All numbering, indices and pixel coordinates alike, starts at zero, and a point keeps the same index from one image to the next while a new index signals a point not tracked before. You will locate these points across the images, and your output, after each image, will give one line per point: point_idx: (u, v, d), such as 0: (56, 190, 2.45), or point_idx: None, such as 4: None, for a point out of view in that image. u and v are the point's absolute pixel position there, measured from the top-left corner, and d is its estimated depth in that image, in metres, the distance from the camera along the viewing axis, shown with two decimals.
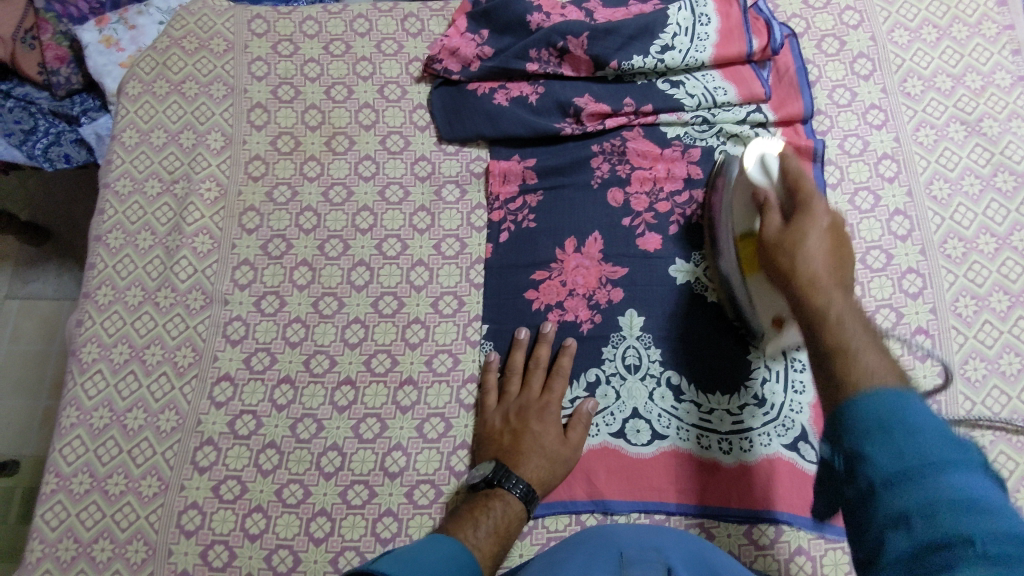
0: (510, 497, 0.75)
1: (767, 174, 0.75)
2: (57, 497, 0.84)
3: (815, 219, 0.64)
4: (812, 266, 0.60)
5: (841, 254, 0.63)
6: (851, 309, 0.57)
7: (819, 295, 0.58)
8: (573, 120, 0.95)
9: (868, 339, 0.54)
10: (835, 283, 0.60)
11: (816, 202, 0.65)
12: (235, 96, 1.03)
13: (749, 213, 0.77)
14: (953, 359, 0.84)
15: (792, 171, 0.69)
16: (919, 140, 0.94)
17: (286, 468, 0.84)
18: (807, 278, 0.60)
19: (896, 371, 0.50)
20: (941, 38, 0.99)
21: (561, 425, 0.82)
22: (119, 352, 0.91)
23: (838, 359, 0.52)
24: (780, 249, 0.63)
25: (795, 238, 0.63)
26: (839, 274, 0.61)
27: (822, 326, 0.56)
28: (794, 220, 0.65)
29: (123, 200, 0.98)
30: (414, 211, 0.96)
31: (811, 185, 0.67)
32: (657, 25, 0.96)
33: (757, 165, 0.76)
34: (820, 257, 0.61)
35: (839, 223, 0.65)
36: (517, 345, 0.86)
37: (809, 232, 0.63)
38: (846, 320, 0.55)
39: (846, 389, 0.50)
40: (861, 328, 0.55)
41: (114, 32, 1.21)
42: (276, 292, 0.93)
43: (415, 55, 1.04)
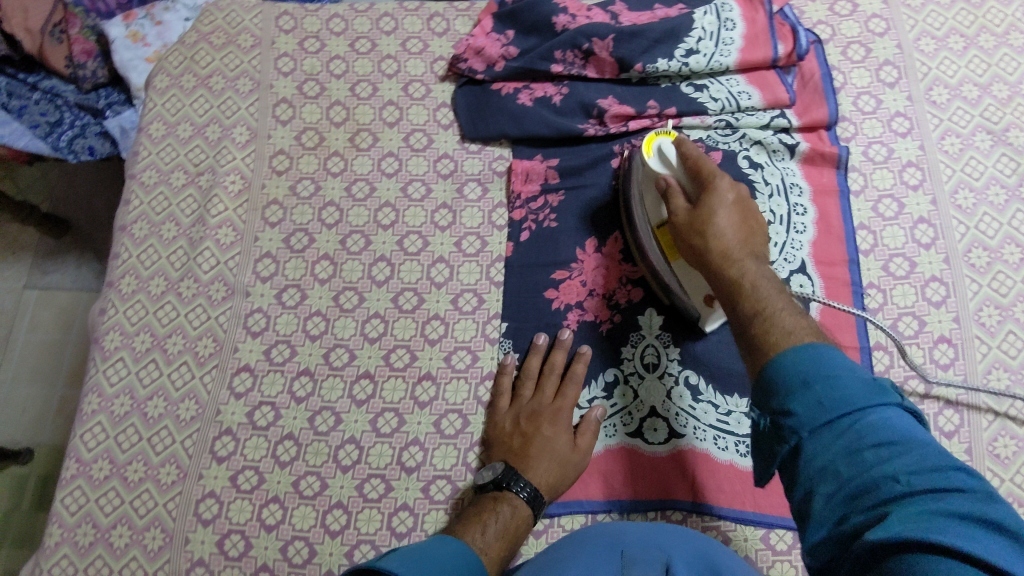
0: (517, 501, 0.76)
1: (666, 163, 0.80)
2: (77, 482, 0.85)
3: (722, 201, 0.74)
4: (727, 244, 0.71)
5: (748, 222, 0.74)
6: (762, 273, 0.69)
7: (733, 270, 0.69)
8: (596, 121, 0.96)
9: (780, 297, 0.66)
10: (744, 249, 0.71)
11: (714, 174, 0.76)
12: (261, 91, 1.04)
13: (658, 200, 0.83)
14: (976, 369, 0.84)
15: (697, 159, 0.77)
16: (944, 148, 0.94)
17: (304, 460, 0.85)
18: (721, 256, 0.71)
19: (807, 327, 0.61)
20: (967, 47, 0.99)
21: (572, 432, 0.82)
22: (141, 340, 0.91)
23: (760, 319, 0.64)
24: (692, 231, 0.74)
25: (707, 216, 0.73)
26: (750, 246, 0.72)
27: (739, 295, 0.67)
28: (700, 203, 0.75)
29: (148, 191, 0.99)
30: (436, 208, 0.96)
31: (711, 165, 0.77)
32: (682, 29, 0.96)
33: (657, 154, 0.81)
34: (729, 225, 0.72)
35: (740, 194, 0.76)
36: (534, 350, 0.86)
37: (717, 198, 0.74)
38: (759, 283, 0.67)
39: (778, 346, 0.60)
40: (773, 289, 0.67)
41: (141, 28, 1.23)
42: (297, 285, 0.93)
43: (440, 54, 1.05)
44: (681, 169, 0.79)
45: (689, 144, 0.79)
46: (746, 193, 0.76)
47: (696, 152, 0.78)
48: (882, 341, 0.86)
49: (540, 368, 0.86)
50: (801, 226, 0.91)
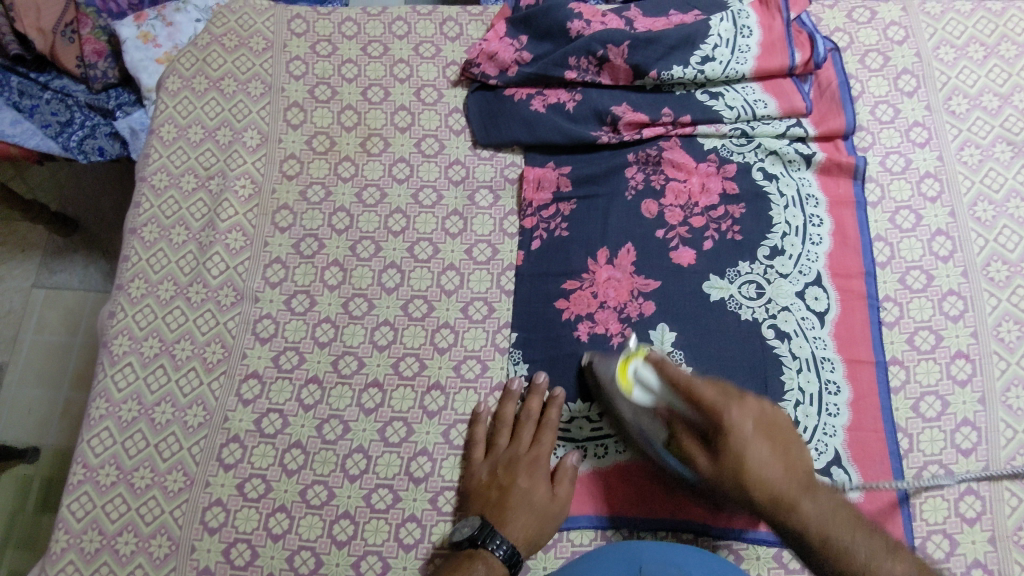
0: (492, 557, 0.73)
1: (650, 393, 0.71)
2: (83, 488, 0.84)
3: (749, 439, 0.64)
4: (783, 491, 0.63)
5: (779, 440, 0.66)
6: (824, 511, 0.63)
7: (797, 521, 0.62)
8: (609, 128, 0.95)
9: (849, 531, 0.62)
10: (796, 481, 0.64)
11: (728, 408, 0.65)
12: (272, 95, 1.03)
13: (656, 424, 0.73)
14: (994, 386, 0.82)
15: (689, 384, 0.67)
16: (964, 159, 0.93)
17: (311, 469, 0.84)
18: (774, 503, 0.63)
19: (907, 563, 0.59)
20: (988, 56, 0.97)
21: (549, 480, 0.80)
22: (150, 345, 0.91)
23: (833, 557, 0.61)
24: (731, 481, 0.64)
25: (760, 476, 0.63)
26: (800, 474, 0.64)
27: (817, 553, 0.61)
28: (721, 457, 0.65)
29: (158, 194, 0.98)
30: (446, 215, 0.95)
31: (704, 386, 0.66)
32: (699, 35, 0.95)
33: (637, 386, 0.72)
34: (782, 475, 0.64)
35: (754, 410, 0.66)
36: (509, 397, 0.85)
37: (755, 453, 0.64)
38: (828, 532, 0.61)
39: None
40: (847, 529, 0.62)
41: (152, 28, 1.22)
42: (307, 291, 0.93)
43: (452, 59, 1.04)
44: (665, 393, 0.70)
45: (671, 367, 0.70)
46: (763, 401, 0.68)
47: (685, 373, 0.68)
48: (898, 356, 0.84)
49: (515, 416, 0.84)
50: (817, 238, 0.89)
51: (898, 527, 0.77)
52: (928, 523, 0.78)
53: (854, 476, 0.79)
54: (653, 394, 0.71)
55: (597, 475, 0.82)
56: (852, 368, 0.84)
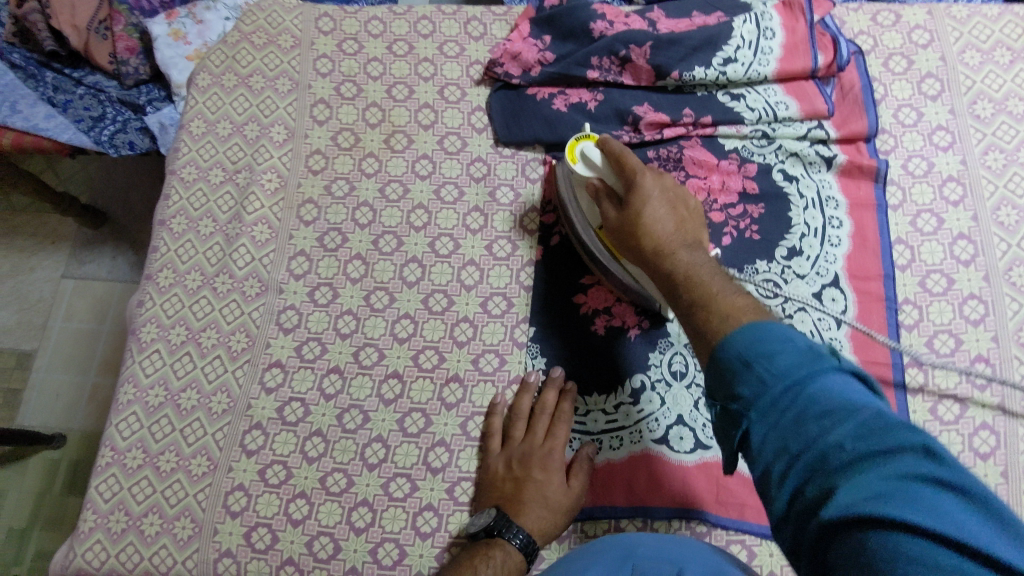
0: (510, 547, 0.74)
1: (592, 167, 0.81)
2: (111, 470, 0.87)
3: (647, 215, 0.75)
4: (666, 243, 0.73)
5: (682, 215, 0.76)
6: (700, 262, 0.70)
7: (671, 263, 0.70)
8: (631, 128, 0.96)
9: (717, 277, 0.66)
10: (679, 242, 0.73)
11: (644, 176, 0.77)
12: (299, 91, 1.06)
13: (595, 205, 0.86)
14: (1015, 391, 0.82)
15: (619, 156, 0.79)
16: (987, 163, 0.92)
17: (331, 457, 0.86)
18: (658, 252, 0.72)
19: (751, 305, 0.60)
20: (1014, 60, 0.97)
21: (563, 472, 0.81)
22: (176, 333, 0.93)
23: (700, 308, 0.62)
24: (634, 223, 0.75)
25: (653, 230, 0.74)
26: (685, 236, 0.74)
27: (681, 286, 0.67)
28: (629, 204, 0.77)
29: (188, 187, 1.01)
30: (468, 211, 0.97)
31: (634, 159, 0.79)
32: (721, 37, 0.95)
33: (582, 162, 0.82)
34: (670, 232, 0.74)
35: (669, 185, 0.78)
36: (525, 390, 0.86)
37: (651, 211, 0.75)
38: (694, 273, 0.68)
39: (721, 324, 0.58)
40: (714, 273, 0.67)
41: (183, 26, 1.25)
42: (330, 283, 0.95)
43: (476, 58, 1.06)
44: (604, 168, 0.81)
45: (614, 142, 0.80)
46: (676, 183, 0.79)
47: (620, 147, 0.80)
48: (917, 360, 0.84)
49: (531, 408, 0.85)
50: (836, 239, 0.90)
51: None
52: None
53: None
54: (596, 168, 0.81)
55: (612, 466, 0.83)
56: (868, 370, 0.84)
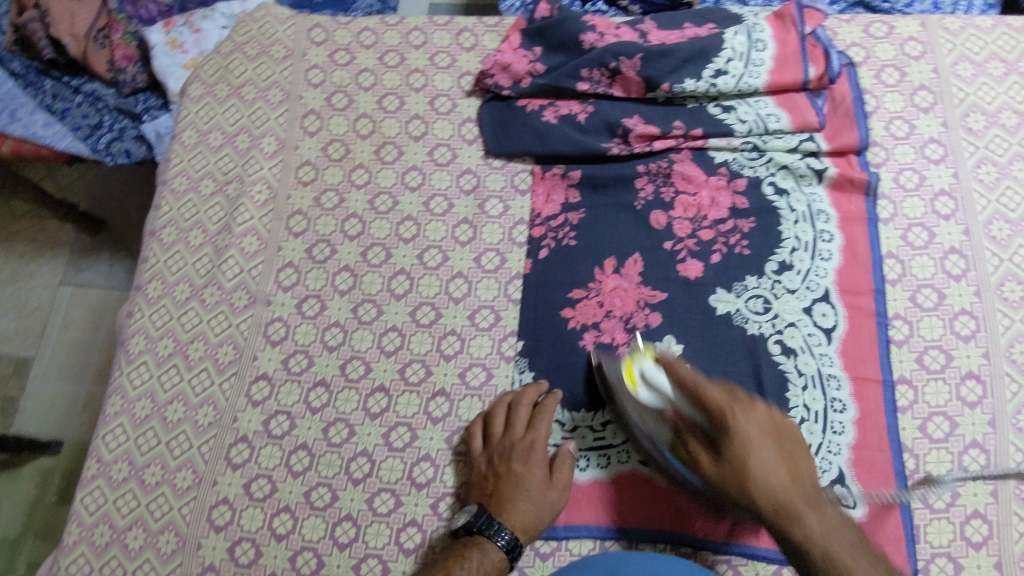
0: (489, 546, 0.75)
1: (656, 393, 0.72)
2: (96, 482, 0.87)
3: (750, 417, 0.66)
4: (783, 493, 0.63)
5: (789, 450, 0.66)
6: (829, 523, 0.62)
7: (795, 534, 0.62)
8: (620, 140, 0.95)
9: (840, 536, 0.62)
10: (801, 495, 0.63)
11: (734, 415, 0.66)
12: (291, 102, 1.06)
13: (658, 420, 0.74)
14: (1005, 408, 0.81)
15: (693, 386, 0.67)
16: (980, 177, 0.91)
17: (316, 471, 0.85)
18: (777, 512, 0.63)
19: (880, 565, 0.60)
20: (1008, 73, 0.96)
21: (546, 468, 0.81)
22: (164, 345, 0.93)
23: (814, 552, 0.61)
24: (729, 478, 0.65)
25: (757, 475, 0.64)
26: (806, 485, 0.64)
27: (813, 567, 0.61)
28: (726, 447, 0.65)
29: (178, 198, 1.01)
30: (457, 223, 0.96)
31: (713, 390, 0.67)
32: (712, 49, 0.95)
33: (641, 383, 0.74)
34: (787, 484, 0.64)
35: (769, 420, 0.67)
36: (510, 387, 0.86)
37: (762, 468, 0.64)
38: (829, 548, 0.61)
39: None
40: (852, 539, 0.62)
41: (180, 35, 1.26)
42: (317, 295, 0.94)
43: (467, 69, 1.05)
44: (677, 394, 0.70)
45: (679, 364, 0.70)
46: (768, 406, 0.68)
47: (692, 374, 0.68)
48: (906, 375, 0.83)
49: (514, 404, 0.85)
50: (826, 253, 0.89)
51: (902, 551, 0.76)
52: (932, 545, 0.77)
53: (858, 496, 0.79)
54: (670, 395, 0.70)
55: (599, 485, 0.83)
56: (858, 387, 0.83)
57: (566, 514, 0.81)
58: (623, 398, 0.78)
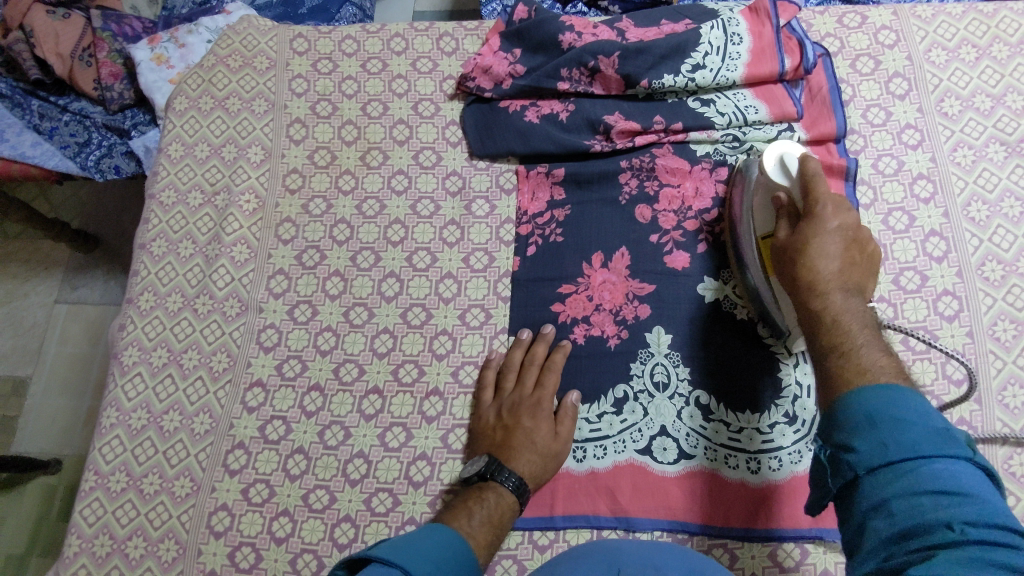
0: (503, 489, 0.78)
1: (786, 173, 0.75)
2: (95, 494, 0.87)
3: (839, 213, 0.68)
4: (821, 275, 0.65)
5: (854, 256, 0.67)
6: (854, 307, 0.63)
7: (819, 300, 0.64)
8: (602, 137, 0.97)
9: (864, 332, 0.61)
10: (840, 282, 0.65)
11: (826, 208, 0.68)
12: (276, 112, 1.07)
13: (769, 210, 0.78)
14: (991, 385, 0.82)
15: (811, 178, 0.71)
16: (957, 160, 0.93)
17: (313, 474, 0.86)
18: (808, 286, 0.66)
19: (891, 368, 0.57)
20: (979, 57, 0.98)
21: (551, 419, 0.84)
22: (158, 356, 0.94)
23: (835, 355, 0.60)
24: (788, 252, 0.69)
25: (814, 262, 0.66)
26: (853, 280, 0.65)
27: (821, 329, 0.63)
28: (800, 228, 0.69)
29: (167, 210, 1.02)
30: (444, 225, 0.98)
31: (824, 187, 0.70)
32: (689, 44, 0.97)
33: (778, 167, 0.76)
34: (837, 273, 0.65)
35: (857, 226, 0.68)
36: (517, 345, 0.88)
37: (820, 240, 0.67)
38: (841, 318, 0.62)
39: (851, 382, 0.57)
40: (863, 327, 0.61)
41: (165, 50, 1.26)
42: (309, 301, 0.95)
43: (449, 73, 1.07)
44: (795, 179, 0.74)
45: (812, 162, 0.72)
46: (863, 225, 0.69)
47: (814, 170, 0.71)
48: None
49: (523, 361, 0.88)
50: None
51: None
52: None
53: None
54: (788, 183, 0.75)
55: (596, 475, 0.83)
56: None
57: (565, 504, 0.82)
58: (742, 196, 0.85)
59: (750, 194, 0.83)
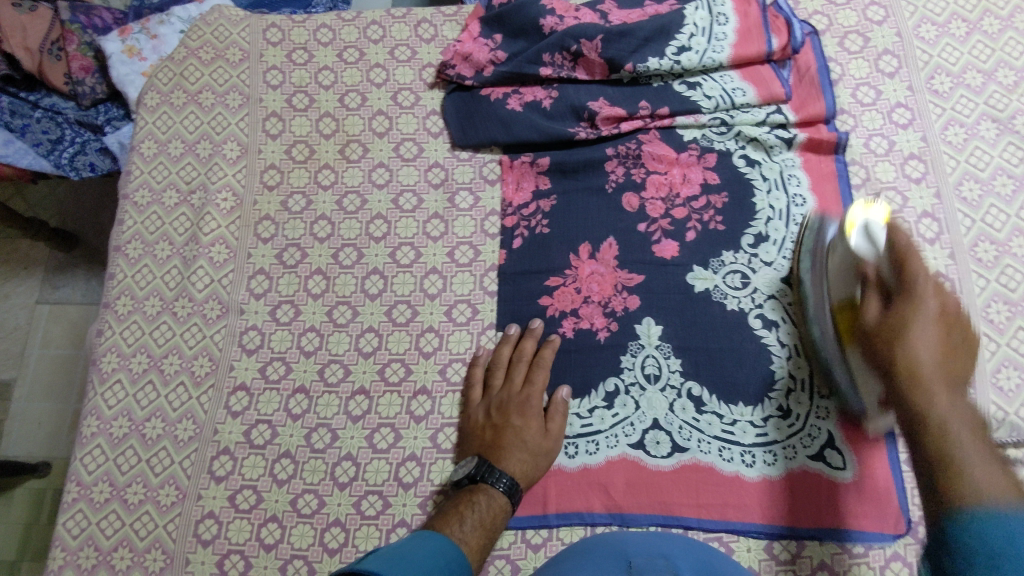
0: (494, 491, 0.76)
1: (871, 243, 0.71)
2: (78, 506, 0.85)
3: (940, 292, 0.62)
4: (925, 364, 0.57)
5: (955, 341, 0.59)
6: (958, 409, 0.54)
7: (921, 400, 0.55)
8: (587, 124, 0.94)
9: (976, 446, 0.51)
10: (944, 377, 0.56)
11: (923, 287, 0.62)
12: (251, 106, 1.04)
13: (849, 279, 0.74)
14: (985, 367, 0.81)
15: (904, 252, 0.65)
16: (948, 139, 0.91)
17: (301, 478, 0.85)
18: (907, 374, 0.57)
19: (1009, 485, 0.47)
20: (970, 32, 0.96)
21: (541, 416, 0.82)
22: (138, 361, 0.92)
23: (936, 442, 0.52)
24: (881, 338, 0.62)
25: (909, 345, 0.59)
26: (955, 373, 0.57)
27: (921, 433, 0.54)
28: (895, 307, 0.63)
29: (141, 211, 0.99)
30: (427, 219, 0.95)
31: (919, 261, 0.64)
32: (673, 26, 0.94)
33: (860, 230, 0.72)
34: (937, 362, 0.57)
35: (950, 305, 0.62)
36: (505, 341, 0.87)
37: (920, 325, 0.60)
38: (949, 424, 0.53)
39: (955, 498, 0.48)
40: (970, 429, 0.52)
41: (137, 42, 1.20)
42: (291, 301, 0.93)
43: (429, 61, 1.04)
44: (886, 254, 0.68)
45: (907, 235, 0.67)
46: (961, 308, 0.62)
47: (908, 242, 0.65)
48: None
49: (510, 357, 0.86)
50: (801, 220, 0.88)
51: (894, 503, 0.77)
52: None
53: (849, 457, 0.79)
54: (874, 255, 0.69)
55: (588, 471, 0.81)
56: None
57: (558, 501, 0.81)
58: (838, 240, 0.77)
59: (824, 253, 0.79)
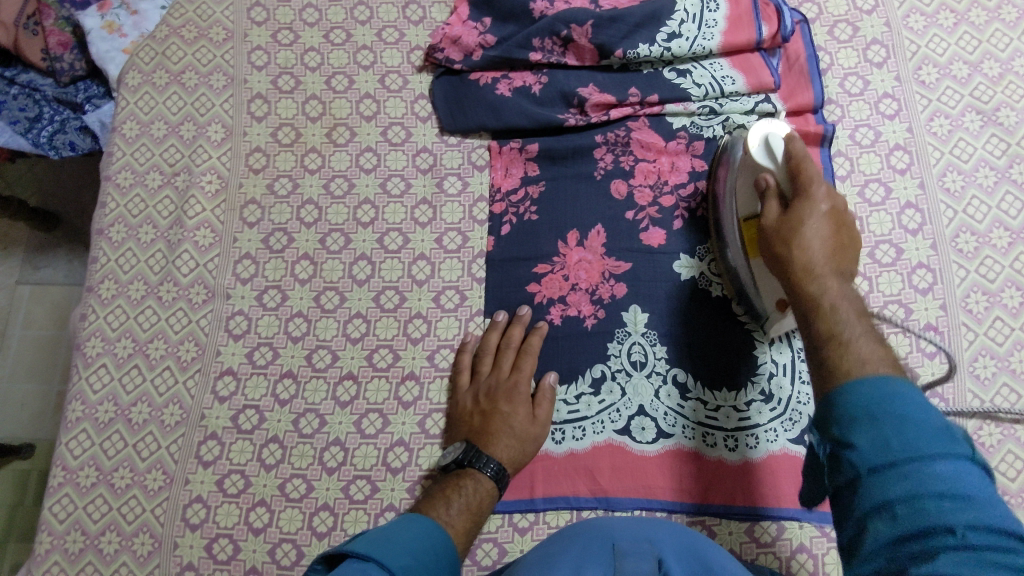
0: (481, 476, 0.77)
1: (771, 154, 0.73)
2: (64, 490, 0.85)
3: (830, 197, 0.67)
4: (814, 263, 0.63)
5: (843, 238, 0.66)
6: (846, 296, 0.60)
7: (813, 287, 0.61)
8: (577, 110, 0.94)
9: (867, 341, 0.56)
10: (833, 277, 0.62)
11: (817, 189, 0.67)
12: (235, 87, 1.02)
13: (753, 193, 0.78)
14: (963, 357, 0.83)
15: (798, 162, 0.69)
16: (933, 130, 0.92)
17: (289, 463, 0.85)
18: (802, 269, 0.63)
19: (885, 358, 0.54)
20: (958, 23, 0.97)
21: (529, 403, 0.83)
22: (123, 346, 0.91)
23: (832, 346, 0.57)
24: (779, 235, 0.66)
25: (795, 224, 0.66)
26: (839, 268, 0.63)
27: (814, 315, 0.60)
28: (792, 208, 0.67)
29: (124, 193, 0.97)
30: (415, 204, 0.95)
31: (814, 167, 0.69)
32: (664, 12, 0.94)
33: (761, 147, 0.74)
34: (824, 257, 0.63)
35: (839, 206, 0.68)
36: (493, 327, 0.87)
37: (810, 221, 0.65)
38: (865, 366, 0.53)
39: (837, 379, 0.54)
40: (882, 350, 0.55)
41: (117, 18, 1.17)
42: (278, 286, 0.93)
43: (417, 43, 1.02)
44: (783, 165, 0.72)
45: (800, 144, 0.71)
46: (851, 222, 0.68)
47: (804, 153, 0.70)
48: None
49: (498, 344, 0.86)
50: None
51: None
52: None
53: None
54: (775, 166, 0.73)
55: (575, 456, 0.83)
56: None
57: (544, 486, 0.82)
58: (744, 168, 0.79)
59: (736, 167, 0.82)
